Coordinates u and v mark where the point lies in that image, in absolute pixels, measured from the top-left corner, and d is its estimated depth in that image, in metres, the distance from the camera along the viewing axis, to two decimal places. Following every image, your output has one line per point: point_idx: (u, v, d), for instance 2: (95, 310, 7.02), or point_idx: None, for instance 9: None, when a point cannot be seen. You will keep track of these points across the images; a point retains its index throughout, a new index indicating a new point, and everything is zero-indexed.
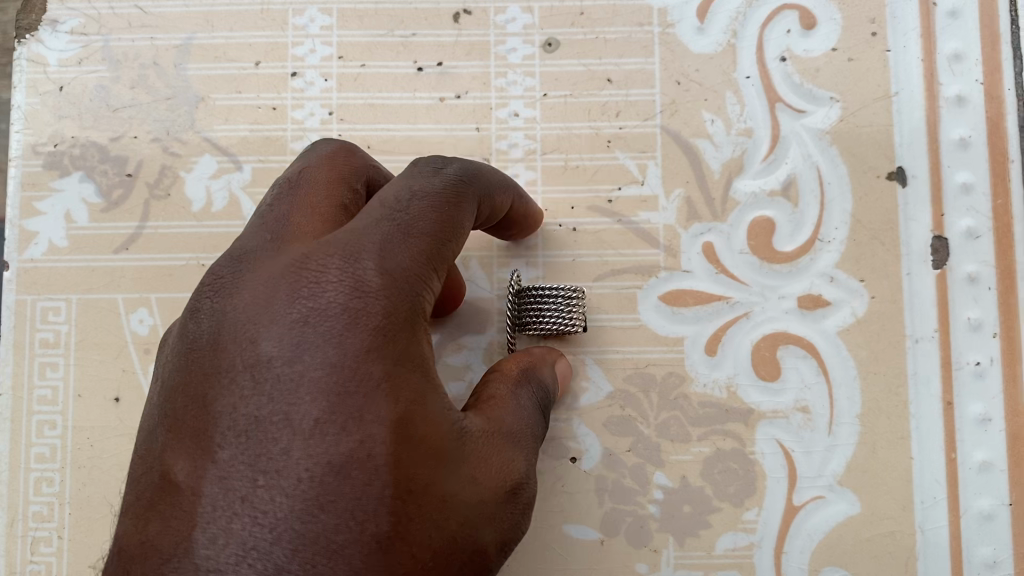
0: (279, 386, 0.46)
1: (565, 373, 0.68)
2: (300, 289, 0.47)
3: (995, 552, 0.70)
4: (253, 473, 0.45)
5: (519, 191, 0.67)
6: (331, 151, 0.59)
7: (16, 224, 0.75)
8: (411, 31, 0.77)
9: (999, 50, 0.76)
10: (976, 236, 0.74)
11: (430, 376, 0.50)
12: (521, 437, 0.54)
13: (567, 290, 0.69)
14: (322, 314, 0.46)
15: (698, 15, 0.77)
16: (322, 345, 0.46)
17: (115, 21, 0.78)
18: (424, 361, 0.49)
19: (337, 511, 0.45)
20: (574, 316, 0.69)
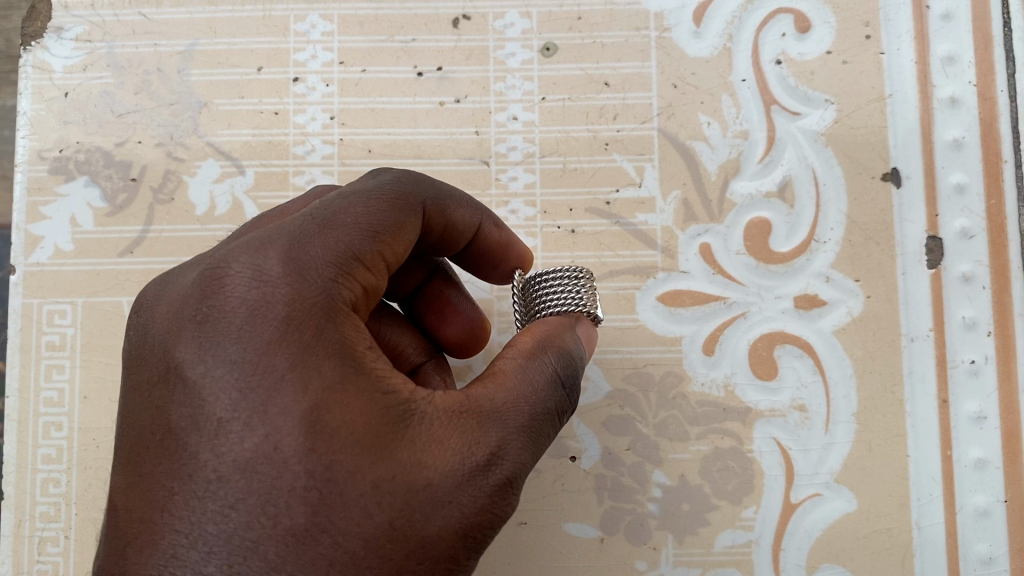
0: (189, 390, 0.49)
1: (588, 335, 0.61)
2: (206, 293, 0.50)
3: (991, 549, 0.71)
4: (173, 479, 0.48)
5: (493, 217, 0.64)
6: (314, 189, 0.63)
7: (22, 228, 0.76)
8: (411, 36, 0.78)
9: (992, 51, 0.77)
10: (970, 235, 0.75)
11: (367, 365, 0.49)
12: (509, 414, 0.51)
13: (571, 270, 0.65)
14: (223, 316, 0.49)
15: (694, 19, 0.78)
16: (223, 346, 0.48)
17: (120, 28, 0.79)
18: (353, 351, 0.49)
19: (247, 508, 0.47)
20: (581, 291, 0.64)
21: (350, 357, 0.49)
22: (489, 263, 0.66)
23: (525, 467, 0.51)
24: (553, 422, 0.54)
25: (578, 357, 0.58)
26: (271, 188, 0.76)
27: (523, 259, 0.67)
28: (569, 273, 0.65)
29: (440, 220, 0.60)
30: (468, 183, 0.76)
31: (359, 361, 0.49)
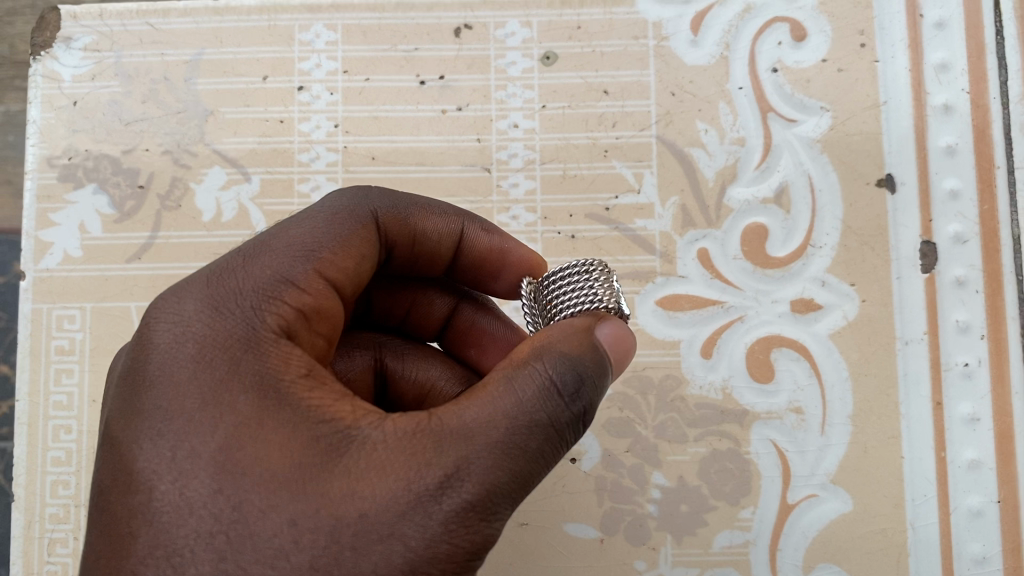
0: (107, 444, 0.45)
1: (613, 335, 0.49)
2: (130, 342, 0.48)
3: (984, 549, 0.72)
4: (91, 542, 0.44)
5: (483, 224, 0.59)
6: None
7: (32, 235, 0.78)
8: (414, 46, 0.79)
9: (985, 59, 0.78)
10: (963, 240, 0.76)
11: (294, 392, 0.45)
12: (474, 430, 0.43)
13: (586, 263, 0.56)
14: (139, 360, 0.46)
15: (691, 28, 0.80)
16: (138, 392, 0.45)
17: (128, 38, 0.80)
18: (274, 379, 0.45)
19: (154, 562, 0.42)
20: (606, 286, 0.54)
21: (269, 386, 0.45)
22: (485, 272, 0.60)
23: (499, 490, 0.43)
24: (546, 437, 0.44)
25: (596, 365, 0.46)
26: (277, 195, 0.77)
27: (532, 266, 0.60)
28: (585, 266, 0.56)
29: (404, 233, 0.56)
30: (470, 190, 0.77)
31: (281, 389, 0.45)
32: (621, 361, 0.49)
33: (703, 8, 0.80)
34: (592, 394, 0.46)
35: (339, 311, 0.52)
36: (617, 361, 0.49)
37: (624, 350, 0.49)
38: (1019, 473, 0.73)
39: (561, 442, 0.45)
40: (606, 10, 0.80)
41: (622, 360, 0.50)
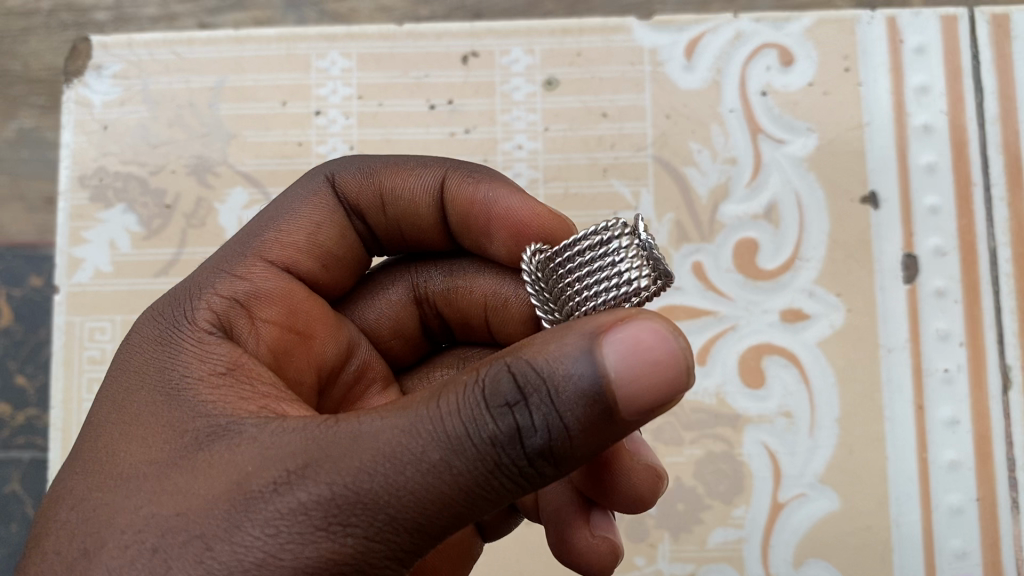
0: None
1: (633, 338, 0.37)
2: None
3: (964, 544, 0.76)
4: None
5: (463, 173, 0.58)
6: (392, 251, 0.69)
7: (66, 251, 0.83)
8: (424, 72, 0.84)
9: (962, 82, 0.84)
10: (943, 253, 0.81)
11: (193, 389, 0.45)
12: (361, 427, 0.39)
13: (616, 229, 0.49)
14: None
15: (685, 54, 0.85)
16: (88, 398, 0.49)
17: (155, 66, 0.86)
18: (178, 379, 0.46)
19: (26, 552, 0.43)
20: (638, 254, 0.48)
21: (171, 384, 0.45)
22: (473, 229, 0.57)
23: (359, 495, 0.38)
24: (443, 449, 0.38)
25: (559, 376, 0.37)
26: None
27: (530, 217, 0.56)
28: (609, 229, 0.50)
29: (370, 193, 0.58)
30: None
31: (178, 388, 0.45)
32: (636, 375, 0.37)
33: (695, 35, 0.85)
34: (540, 410, 0.37)
35: (290, 289, 0.54)
36: (630, 373, 0.37)
37: (651, 363, 0.37)
38: (996, 473, 0.77)
39: (480, 462, 0.38)
40: (604, 38, 0.85)
41: (652, 376, 0.37)
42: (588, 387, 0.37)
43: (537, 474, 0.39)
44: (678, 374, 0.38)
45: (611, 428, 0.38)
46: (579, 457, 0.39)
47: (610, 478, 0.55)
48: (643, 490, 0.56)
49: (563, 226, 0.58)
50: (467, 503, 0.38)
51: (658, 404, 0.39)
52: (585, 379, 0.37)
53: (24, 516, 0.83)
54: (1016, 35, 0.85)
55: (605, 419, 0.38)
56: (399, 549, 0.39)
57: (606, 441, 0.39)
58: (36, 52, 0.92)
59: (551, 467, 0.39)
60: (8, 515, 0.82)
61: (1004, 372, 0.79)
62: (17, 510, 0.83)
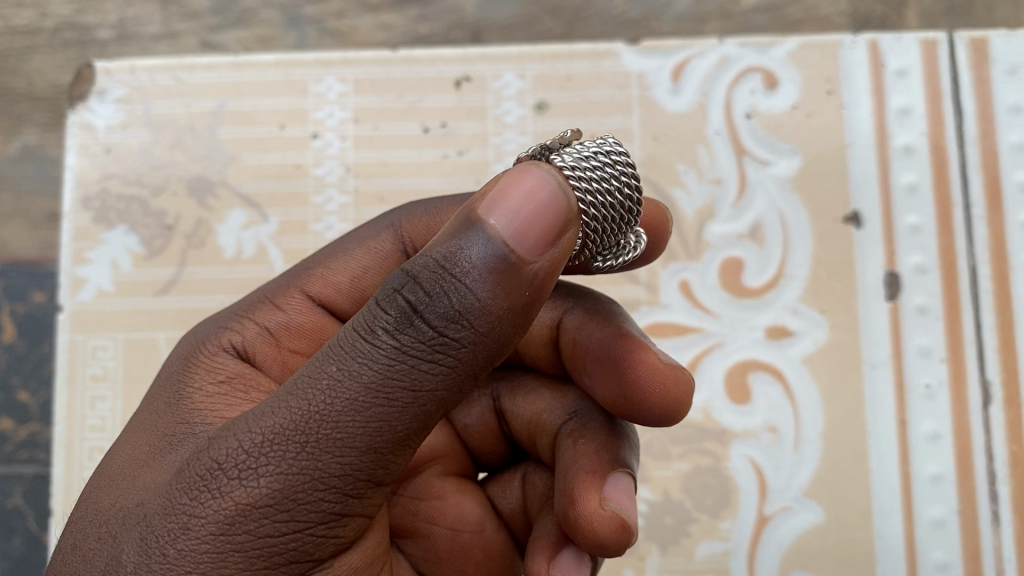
0: None
1: (506, 189, 0.37)
2: None
3: (946, 556, 0.78)
4: None
5: None
6: None
7: (70, 271, 0.85)
8: (419, 97, 0.87)
9: (942, 105, 0.87)
10: (925, 271, 0.83)
11: (187, 397, 0.48)
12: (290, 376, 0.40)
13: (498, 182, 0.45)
14: None
15: (672, 78, 0.87)
16: None
17: (156, 91, 0.88)
18: (176, 390, 0.49)
19: None
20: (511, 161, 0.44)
21: (174, 394, 0.49)
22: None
23: (273, 434, 0.38)
24: (337, 361, 0.37)
25: (443, 251, 0.37)
26: (294, 233, 0.84)
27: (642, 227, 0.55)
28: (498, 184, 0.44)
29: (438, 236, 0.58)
30: None
31: (179, 397, 0.48)
32: (512, 213, 0.37)
33: (682, 59, 0.88)
34: (426, 281, 0.37)
35: (324, 325, 0.56)
36: (505, 211, 0.37)
37: (525, 196, 0.37)
38: (977, 486, 0.79)
39: (378, 356, 0.37)
40: (594, 63, 0.88)
41: (532, 209, 0.37)
42: (471, 245, 0.36)
43: (451, 349, 0.37)
44: (554, 200, 0.38)
45: (513, 274, 0.36)
46: (490, 317, 0.37)
47: (568, 511, 0.47)
48: (602, 537, 0.45)
49: (661, 241, 0.56)
50: (380, 405, 0.37)
51: (555, 237, 0.38)
52: (465, 239, 0.37)
53: (26, 531, 0.86)
54: (994, 59, 0.87)
55: (501, 262, 0.36)
56: (326, 475, 0.38)
57: (518, 295, 0.37)
58: (40, 70, 0.98)
59: (465, 338, 0.37)
60: (11, 529, 0.86)
61: (984, 387, 0.81)
62: (20, 525, 0.86)
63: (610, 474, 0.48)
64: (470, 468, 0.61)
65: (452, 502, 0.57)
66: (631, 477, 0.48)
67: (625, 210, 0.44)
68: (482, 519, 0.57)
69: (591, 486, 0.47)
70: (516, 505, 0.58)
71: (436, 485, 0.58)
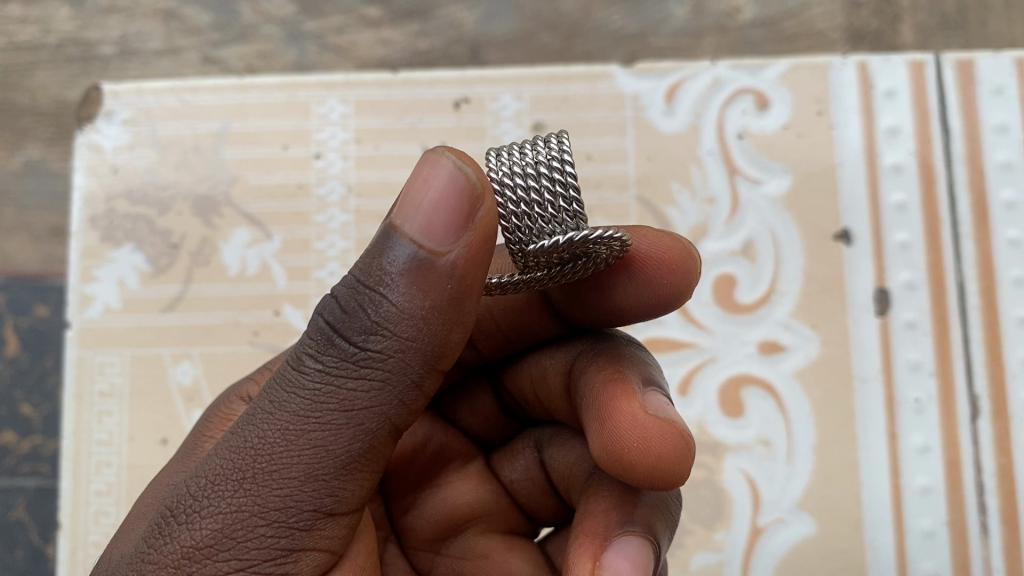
0: None
1: (408, 190, 0.41)
2: None
3: (936, 567, 0.79)
4: None
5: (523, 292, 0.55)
6: None
7: (77, 289, 0.87)
8: (419, 118, 0.89)
9: (929, 125, 0.89)
10: (914, 288, 0.85)
11: (196, 447, 0.52)
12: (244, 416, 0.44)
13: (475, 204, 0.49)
14: None
15: (666, 100, 0.90)
16: None
17: (162, 112, 0.90)
18: (191, 441, 0.53)
19: None
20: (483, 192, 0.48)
21: (187, 447, 0.53)
22: (579, 295, 0.52)
23: (219, 472, 0.41)
24: (271, 396, 0.42)
25: (362, 270, 0.41)
26: (297, 251, 0.86)
27: (659, 256, 0.50)
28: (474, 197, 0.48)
29: None
30: None
31: (192, 450, 0.52)
32: (416, 210, 0.40)
33: (675, 81, 0.90)
34: (345, 302, 0.41)
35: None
36: (409, 209, 0.40)
37: (423, 185, 0.40)
38: (966, 498, 0.81)
39: (308, 381, 0.41)
40: (589, 85, 0.90)
41: (433, 196, 0.40)
42: (381, 256, 0.41)
43: (376, 362, 0.41)
44: (458, 180, 0.40)
45: (425, 271, 0.40)
46: (408, 322, 0.40)
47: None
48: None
49: (692, 269, 0.51)
50: (311, 428, 0.40)
51: (464, 216, 0.40)
52: (374, 253, 0.41)
53: (29, 543, 0.88)
54: (980, 80, 0.90)
55: (411, 261, 0.40)
56: (267, 507, 0.40)
57: (438, 295, 0.40)
58: (44, 87, 1.01)
59: (387, 349, 0.41)
60: (13, 541, 0.88)
61: (972, 401, 0.83)
62: (22, 537, 0.88)
63: (618, 549, 0.46)
64: (527, 526, 0.60)
65: (496, 561, 0.58)
66: (640, 544, 0.46)
67: (556, 186, 0.46)
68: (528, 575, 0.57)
69: (589, 555, 0.45)
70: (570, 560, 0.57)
71: (482, 543, 0.59)
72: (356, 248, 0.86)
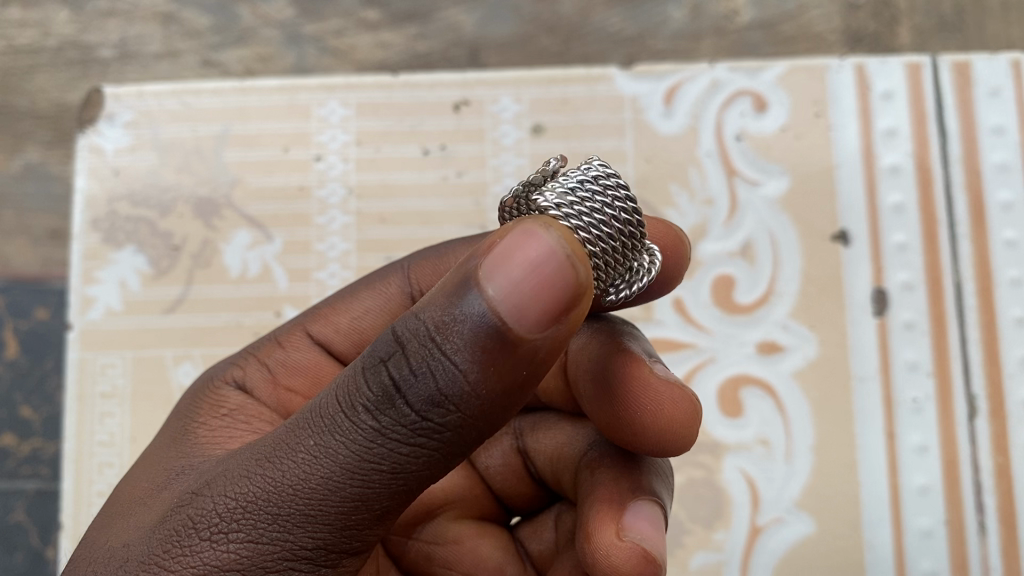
0: None
1: (507, 255, 0.36)
2: None
3: (933, 566, 0.80)
4: None
5: None
6: None
7: (79, 291, 0.87)
8: (419, 120, 0.89)
9: (927, 126, 0.89)
10: (911, 288, 0.85)
11: (194, 430, 0.53)
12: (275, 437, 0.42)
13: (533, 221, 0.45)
14: None
15: (664, 101, 0.90)
16: None
17: (163, 115, 0.91)
18: (191, 422, 0.54)
19: None
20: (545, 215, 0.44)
21: (184, 427, 0.54)
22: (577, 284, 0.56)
23: (253, 504, 0.41)
24: (317, 439, 0.40)
25: (433, 321, 0.37)
26: (298, 253, 0.87)
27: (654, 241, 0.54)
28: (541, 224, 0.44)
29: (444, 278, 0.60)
30: None
31: (186, 432, 0.53)
32: (512, 288, 0.36)
33: (674, 83, 0.91)
34: (413, 360, 0.38)
35: (317, 362, 0.60)
36: (501, 285, 0.36)
37: (529, 270, 0.36)
38: (964, 497, 0.81)
39: (359, 435, 0.39)
40: (588, 87, 0.90)
41: (535, 283, 0.36)
42: (461, 321, 0.36)
43: (434, 434, 0.39)
44: (569, 273, 0.36)
45: (506, 358, 0.37)
46: (476, 402, 0.38)
47: (583, 545, 0.47)
48: (620, 570, 0.45)
49: (678, 261, 0.54)
50: (353, 484, 0.40)
51: (561, 311, 0.37)
52: (454, 315, 0.37)
53: (28, 545, 0.89)
54: (977, 82, 0.90)
55: (495, 346, 0.36)
56: (297, 547, 0.41)
57: (511, 378, 0.37)
58: (44, 90, 1.02)
59: (446, 421, 0.38)
60: (13, 544, 0.89)
61: (970, 400, 0.83)
62: (21, 541, 0.89)
63: (637, 508, 0.48)
64: (497, 513, 0.62)
65: (469, 547, 0.59)
66: (654, 504, 0.48)
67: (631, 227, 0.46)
68: (502, 561, 0.59)
69: (608, 517, 0.48)
70: (549, 546, 0.59)
71: (455, 529, 0.60)
72: (356, 250, 0.87)
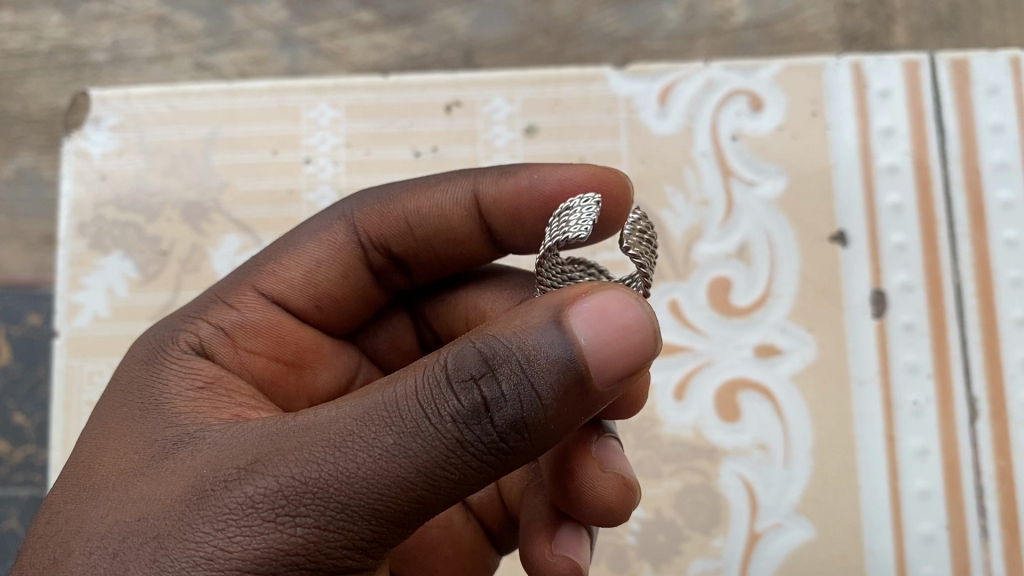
0: None
1: (614, 320, 0.41)
2: None
3: (936, 571, 0.79)
4: None
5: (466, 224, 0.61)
6: None
7: (66, 298, 0.86)
8: (410, 121, 0.88)
9: (925, 125, 0.88)
10: (911, 289, 0.84)
11: (172, 400, 0.50)
12: (322, 427, 0.42)
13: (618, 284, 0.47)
14: None
15: (658, 102, 0.89)
16: None
17: (150, 119, 0.89)
18: (172, 392, 0.51)
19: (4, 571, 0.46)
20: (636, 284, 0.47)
21: (153, 399, 0.50)
22: (521, 223, 0.60)
23: (320, 493, 0.40)
24: (397, 437, 0.40)
25: (533, 349, 0.40)
26: None
27: (585, 178, 0.60)
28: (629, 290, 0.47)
29: (396, 222, 0.61)
30: None
31: (158, 402, 0.50)
32: (616, 344, 0.40)
33: (668, 83, 0.90)
34: (508, 380, 0.40)
35: (279, 321, 0.59)
36: (609, 341, 0.40)
37: (620, 330, 0.41)
38: (965, 501, 0.80)
39: (440, 442, 0.40)
40: (582, 87, 0.89)
41: (625, 343, 0.41)
42: (558, 354, 0.40)
43: (503, 453, 0.41)
44: (647, 341, 0.42)
45: (583, 398, 0.41)
46: (547, 430, 0.41)
47: (567, 482, 0.53)
48: (605, 495, 0.52)
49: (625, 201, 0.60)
50: (423, 488, 0.41)
51: (634, 373, 0.42)
52: (552, 347, 0.40)
53: None
54: (975, 80, 0.89)
55: (579, 387, 0.41)
56: (357, 539, 0.41)
57: (577, 414, 0.42)
58: (35, 94, 1.01)
59: (518, 441, 0.41)
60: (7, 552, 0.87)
61: (971, 403, 0.82)
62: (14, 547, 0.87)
63: (606, 442, 0.54)
64: None
65: None
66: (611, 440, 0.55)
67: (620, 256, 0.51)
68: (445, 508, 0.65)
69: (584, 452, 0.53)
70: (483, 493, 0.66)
71: None
72: None
